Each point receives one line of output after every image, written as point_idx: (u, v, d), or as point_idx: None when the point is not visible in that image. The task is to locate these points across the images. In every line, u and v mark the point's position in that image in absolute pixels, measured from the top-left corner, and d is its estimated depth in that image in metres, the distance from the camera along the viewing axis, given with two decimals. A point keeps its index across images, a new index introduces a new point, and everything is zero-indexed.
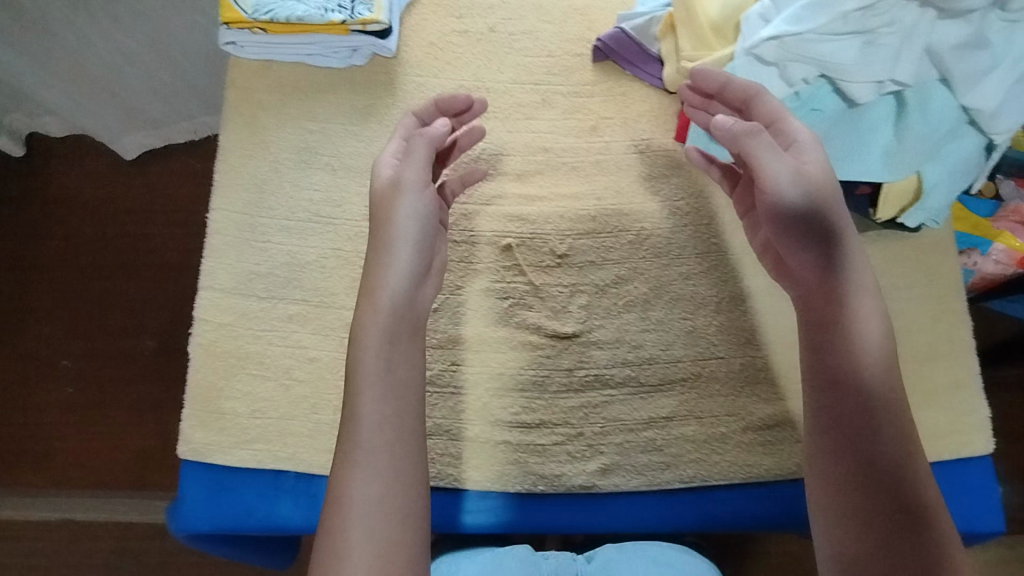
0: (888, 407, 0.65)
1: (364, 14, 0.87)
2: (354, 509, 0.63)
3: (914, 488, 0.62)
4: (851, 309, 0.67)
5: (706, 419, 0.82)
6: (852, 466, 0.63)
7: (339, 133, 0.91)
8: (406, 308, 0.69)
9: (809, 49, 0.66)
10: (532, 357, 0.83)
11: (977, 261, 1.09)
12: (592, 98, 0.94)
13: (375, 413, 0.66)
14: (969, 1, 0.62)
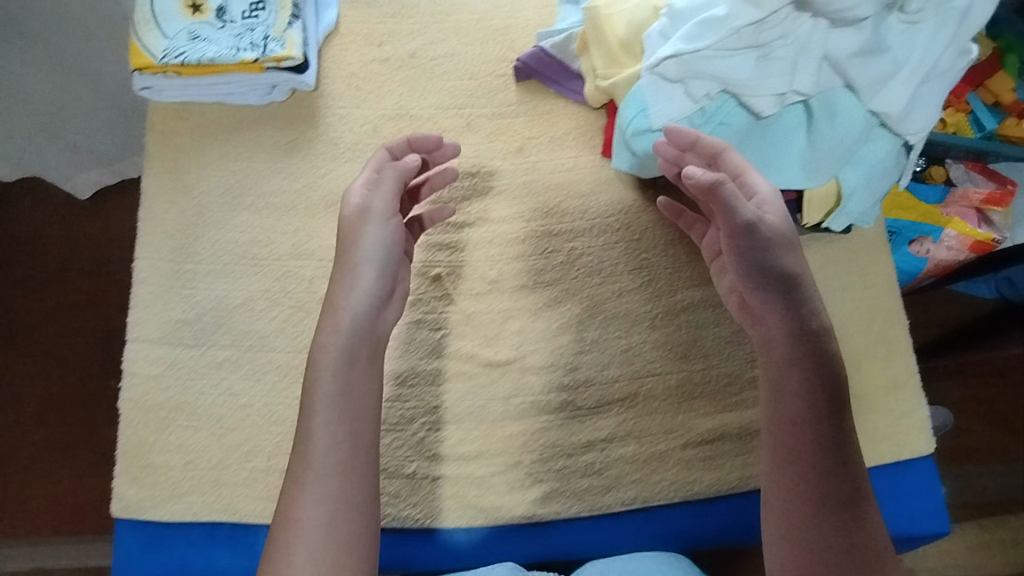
0: (844, 448, 0.64)
1: (275, 50, 0.86)
2: (302, 536, 0.62)
3: (866, 532, 0.63)
4: (806, 352, 0.66)
5: (645, 439, 0.81)
6: (810, 510, 0.63)
7: (264, 172, 0.90)
8: (365, 332, 0.68)
9: (707, 66, 0.65)
10: (467, 387, 0.83)
11: (930, 248, 1.10)
12: (517, 118, 0.93)
13: (323, 440, 0.65)
14: (857, 10, 0.61)
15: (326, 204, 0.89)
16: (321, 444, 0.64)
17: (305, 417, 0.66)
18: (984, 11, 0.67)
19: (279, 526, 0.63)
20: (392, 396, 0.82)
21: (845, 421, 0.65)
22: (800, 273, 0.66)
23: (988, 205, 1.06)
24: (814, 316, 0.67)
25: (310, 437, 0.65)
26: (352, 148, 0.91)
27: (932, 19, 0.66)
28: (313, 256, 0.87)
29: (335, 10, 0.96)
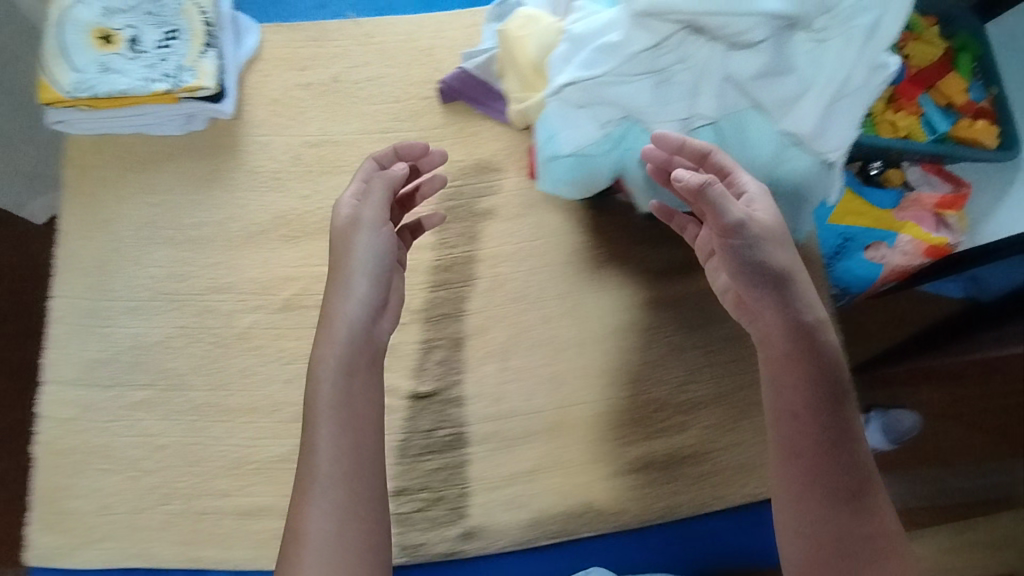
0: (847, 441, 0.61)
1: (188, 81, 0.84)
2: (311, 547, 0.59)
3: (874, 525, 0.60)
4: (805, 346, 0.61)
5: (570, 469, 0.80)
6: (815, 507, 0.60)
7: (182, 205, 0.89)
8: (361, 342, 0.64)
9: (606, 93, 0.62)
10: (389, 421, 0.82)
11: (886, 254, 1.04)
12: (442, 141, 0.91)
13: (328, 448, 0.61)
14: (750, 35, 0.58)
15: (245, 237, 0.88)
16: (325, 453, 0.61)
17: (308, 425, 0.63)
18: (894, 25, 0.63)
19: (288, 536, 0.61)
20: None
21: (847, 413, 0.62)
22: (793, 265, 0.62)
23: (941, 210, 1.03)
24: (810, 309, 0.62)
25: (313, 445, 0.62)
26: (272, 177, 0.89)
27: (838, 35, 0.63)
28: (232, 291, 0.86)
29: (257, 35, 0.94)
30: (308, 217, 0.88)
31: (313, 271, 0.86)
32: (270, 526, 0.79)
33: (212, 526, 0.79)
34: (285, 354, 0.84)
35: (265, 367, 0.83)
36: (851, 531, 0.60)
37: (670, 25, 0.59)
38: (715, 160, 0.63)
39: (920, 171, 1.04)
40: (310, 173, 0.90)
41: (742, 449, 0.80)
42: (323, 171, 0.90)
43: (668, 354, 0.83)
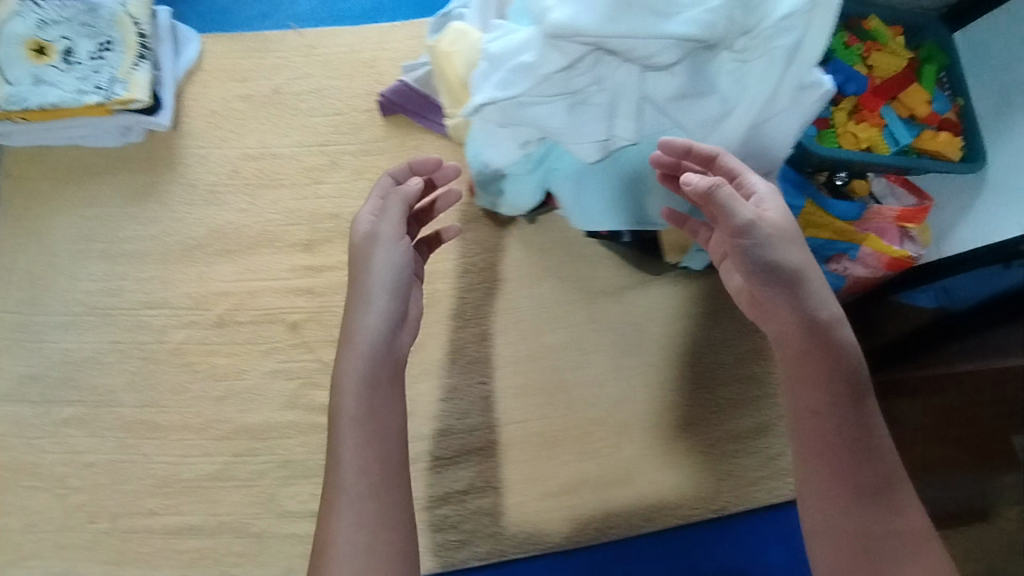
0: (871, 439, 0.57)
1: (120, 93, 0.83)
2: (338, 564, 0.55)
3: (906, 526, 0.57)
4: (825, 342, 0.58)
5: (503, 489, 0.79)
6: (841, 510, 0.57)
7: (118, 218, 0.88)
8: (380, 354, 0.60)
9: (522, 114, 0.60)
10: (321, 440, 0.80)
11: (846, 266, 0.92)
12: (382, 155, 0.89)
13: (353, 462, 0.57)
14: (663, 57, 0.54)
15: (181, 251, 0.87)
16: (350, 467, 0.57)
17: (332, 438, 0.58)
18: (817, 46, 0.61)
19: (316, 553, 0.56)
20: (245, 451, 0.80)
21: (869, 409, 0.58)
22: (806, 261, 0.59)
23: (903, 223, 0.89)
24: (826, 305, 0.58)
25: (338, 458, 0.58)
26: (209, 190, 0.88)
27: (761, 57, 0.60)
28: (165, 306, 0.85)
29: (197, 45, 0.93)
30: (244, 231, 0.87)
31: (248, 287, 0.85)
32: (198, 546, 0.78)
33: (139, 545, 0.78)
34: (217, 371, 0.83)
35: (196, 384, 0.83)
36: (882, 533, 0.56)
37: (581, 46, 0.56)
38: (723, 162, 0.61)
39: (886, 181, 0.92)
40: (247, 187, 0.88)
41: (677, 470, 0.79)
42: (260, 184, 0.88)
43: (606, 373, 0.82)
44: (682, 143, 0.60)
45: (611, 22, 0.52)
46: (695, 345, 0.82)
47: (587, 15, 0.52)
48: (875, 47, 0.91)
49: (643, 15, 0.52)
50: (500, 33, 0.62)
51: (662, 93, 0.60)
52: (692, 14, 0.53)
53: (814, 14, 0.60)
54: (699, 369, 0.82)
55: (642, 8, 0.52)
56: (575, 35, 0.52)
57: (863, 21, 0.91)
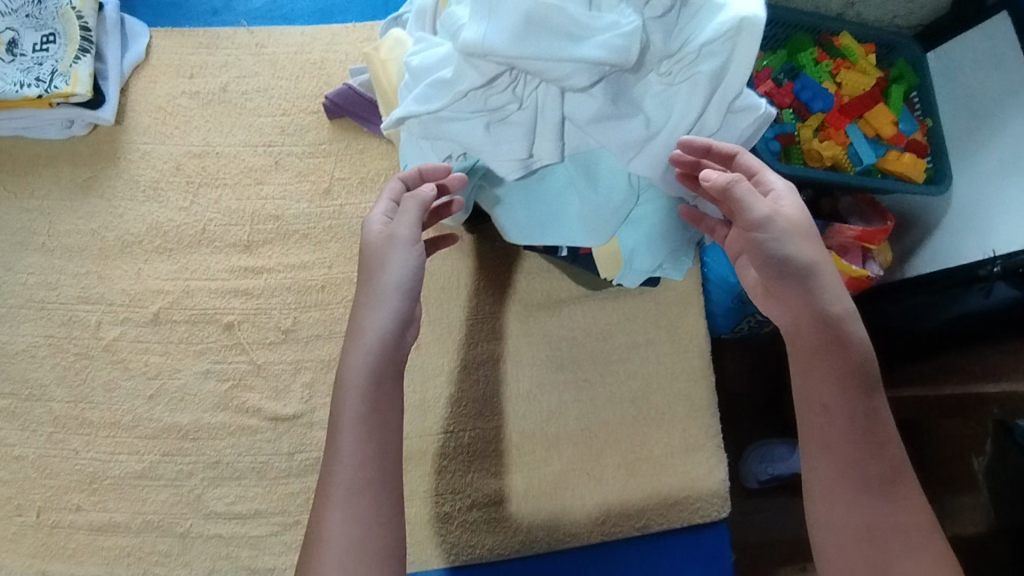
0: (885, 437, 0.56)
1: (60, 87, 0.84)
2: (330, 557, 0.52)
3: (918, 527, 0.55)
4: (841, 338, 0.56)
5: (430, 499, 0.78)
6: (852, 505, 0.55)
7: (60, 211, 0.88)
8: (387, 357, 0.57)
9: (441, 129, 0.60)
10: (250, 442, 0.80)
11: None
12: (327, 158, 0.89)
13: (353, 458, 0.54)
14: (576, 80, 0.53)
15: (121, 246, 0.87)
16: (347, 464, 0.54)
17: (331, 434, 0.56)
18: (747, 71, 0.58)
19: (307, 549, 0.54)
20: (173, 450, 0.80)
21: (881, 407, 0.56)
22: (820, 253, 0.57)
23: (865, 242, 1.02)
24: (838, 298, 0.57)
25: (337, 454, 0.55)
26: (152, 187, 0.89)
27: (685, 81, 0.59)
28: (102, 301, 0.85)
29: (145, 40, 0.94)
30: (185, 229, 0.87)
31: (185, 286, 0.85)
32: (124, 544, 0.77)
33: (63, 541, 0.77)
34: (150, 369, 0.82)
35: (127, 381, 0.82)
36: (894, 532, 0.54)
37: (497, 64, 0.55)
38: (743, 161, 0.61)
39: (851, 199, 1.09)
40: (190, 185, 0.89)
41: (603, 487, 0.79)
42: (203, 183, 0.89)
43: (537, 385, 0.82)
44: (705, 142, 0.60)
45: (521, 43, 0.51)
46: (631, 362, 0.82)
47: (495, 36, 0.51)
48: (845, 65, 1.08)
49: (555, 38, 0.51)
50: (427, 44, 0.61)
51: (582, 114, 0.58)
52: (604, 38, 0.52)
53: (740, 40, 0.57)
54: (632, 385, 0.82)
55: (553, 29, 0.51)
56: (485, 54, 0.52)
57: (835, 39, 1.08)
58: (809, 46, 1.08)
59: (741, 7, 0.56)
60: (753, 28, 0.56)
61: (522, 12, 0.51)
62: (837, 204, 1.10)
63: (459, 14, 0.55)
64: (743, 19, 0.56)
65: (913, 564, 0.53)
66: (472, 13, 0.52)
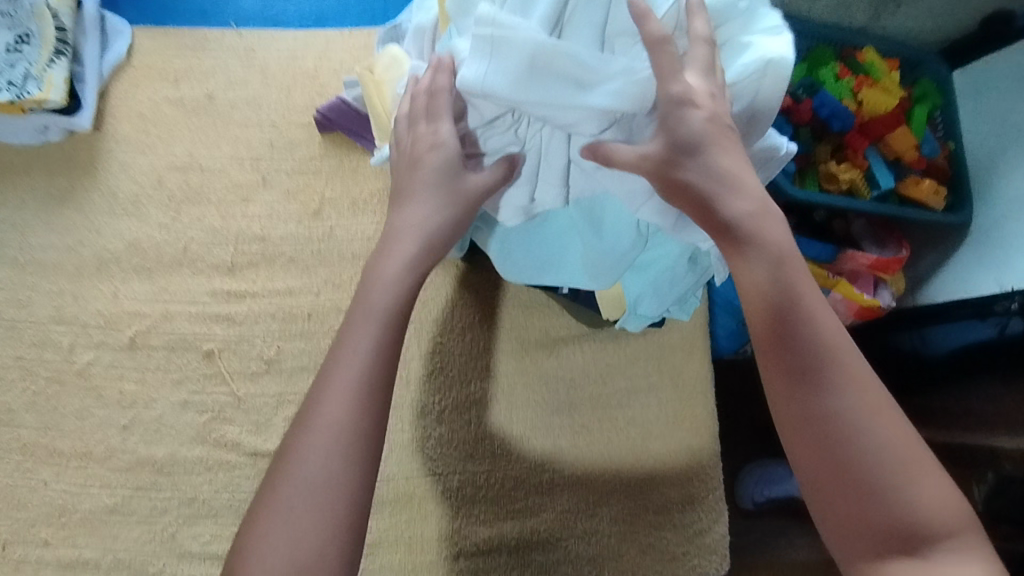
0: (817, 318, 0.47)
1: (32, 92, 0.79)
2: (312, 443, 0.47)
3: (873, 409, 0.45)
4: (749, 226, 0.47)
5: (415, 545, 0.75)
6: (802, 404, 0.46)
7: (32, 223, 0.83)
8: (423, 275, 0.54)
9: None
10: (228, 479, 0.76)
11: None
12: (318, 176, 0.85)
13: (363, 350, 0.49)
14: (584, 127, 0.48)
15: (97, 263, 0.82)
16: (353, 361, 0.49)
17: (346, 325, 0.51)
18: (769, 116, 0.52)
19: (296, 427, 0.48)
20: (146, 484, 0.76)
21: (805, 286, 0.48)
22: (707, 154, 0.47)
23: (877, 271, 0.98)
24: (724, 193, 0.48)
25: (345, 346, 0.50)
26: (131, 201, 0.84)
27: None
28: (75, 322, 0.80)
29: (128, 40, 0.89)
30: (165, 248, 0.82)
31: (164, 309, 0.80)
32: None
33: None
34: (125, 397, 0.78)
35: (101, 409, 0.78)
36: (853, 423, 0.45)
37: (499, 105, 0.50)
38: (655, 54, 0.46)
39: (866, 222, 1.02)
40: (171, 200, 0.84)
41: (597, 539, 0.75)
42: (185, 199, 0.84)
43: (533, 427, 0.78)
44: (638, 22, 0.46)
45: (523, 88, 0.46)
46: (631, 406, 0.79)
47: (496, 79, 0.45)
48: (868, 82, 0.99)
49: (560, 82, 0.46)
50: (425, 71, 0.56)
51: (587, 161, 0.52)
52: (613, 84, 0.47)
53: (762, 82, 0.51)
54: (632, 433, 0.78)
55: (560, 74, 0.46)
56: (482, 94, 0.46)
57: (859, 53, 1.00)
58: (831, 60, 0.99)
59: (767, 46, 0.50)
60: (778, 68, 0.50)
61: (526, 51, 0.45)
62: (849, 224, 1.03)
63: (461, 48, 0.50)
64: (770, 59, 0.50)
65: (874, 450, 0.45)
66: (472, 50, 0.46)
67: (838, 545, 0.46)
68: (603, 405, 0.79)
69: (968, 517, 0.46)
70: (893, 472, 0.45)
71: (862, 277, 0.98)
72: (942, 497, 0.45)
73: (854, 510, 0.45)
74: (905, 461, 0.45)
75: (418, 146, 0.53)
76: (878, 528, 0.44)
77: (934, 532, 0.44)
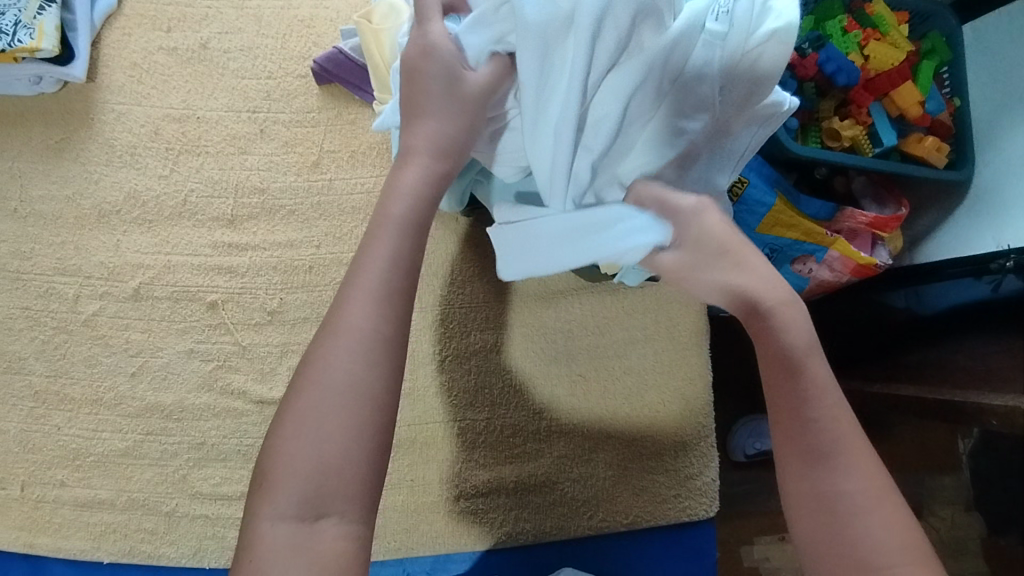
0: (829, 398, 0.49)
1: (24, 40, 0.78)
2: (339, 347, 0.48)
3: (877, 494, 0.47)
4: (779, 315, 0.50)
5: (418, 487, 0.78)
6: (810, 481, 0.48)
7: (30, 175, 0.83)
8: (438, 190, 0.54)
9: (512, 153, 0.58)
10: (235, 424, 0.78)
11: (812, 268, 0.98)
12: (316, 128, 0.84)
13: (384, 259, 0.50)
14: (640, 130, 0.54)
15: (97, 215, 0.82)
16: (373, 271, 0.50)
17: (368, 237, 0.52)
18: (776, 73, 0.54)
19: (322, 333, 0.49)
20: (157, 429, 0.78)
21: (818, 371, 0.50)
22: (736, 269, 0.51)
23: (876, 230, 0.96)
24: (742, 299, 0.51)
25: (367, 256, 0.51)
26: (128, 152, 0.84)
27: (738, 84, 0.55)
28: (79, 274, 0.81)
29: None
30: (165, 200, 0.82)
31: (166, 261, 0.81)
32: (109, 521, 0.76)
33: (48, 515, 0.77)
34: (131, 346, 0.80)
35: (108, 357, 0.79)
36: (853, 504, 0.47)
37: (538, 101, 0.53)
38: (650, 194, 0.54)
39: (866, 181, 1.01)
40: (169, 151, 0.84)
41: (594, 480, 0.78)
42: (182, 150, 0.84)
43: (533, 377, 0.80)
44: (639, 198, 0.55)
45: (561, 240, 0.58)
46: (628, 356, 0.81)
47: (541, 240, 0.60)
48: (875, 36, 0.97)
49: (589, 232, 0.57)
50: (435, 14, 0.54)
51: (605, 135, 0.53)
52: (612, 208, 0.56)
53: (769, 45, 0.52)
54: (628, 381, 0.80)
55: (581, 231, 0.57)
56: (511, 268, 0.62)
57: (867, 5, 0.97)
58: (838, 12, 0.97)
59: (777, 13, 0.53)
60: (783, 36, 0.52)
61: (536, 227, 0.59)
62: (849, 181, 1.02)
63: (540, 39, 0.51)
64: (778, 26, 0.52)
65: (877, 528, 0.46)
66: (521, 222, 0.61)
67: None
68: (603, 356, 0.81)
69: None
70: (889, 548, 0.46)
71: (861, 235, 0.96)
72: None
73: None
74: (903, 545, 0.46)
75: (411, 54, 0.54)
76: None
77: None
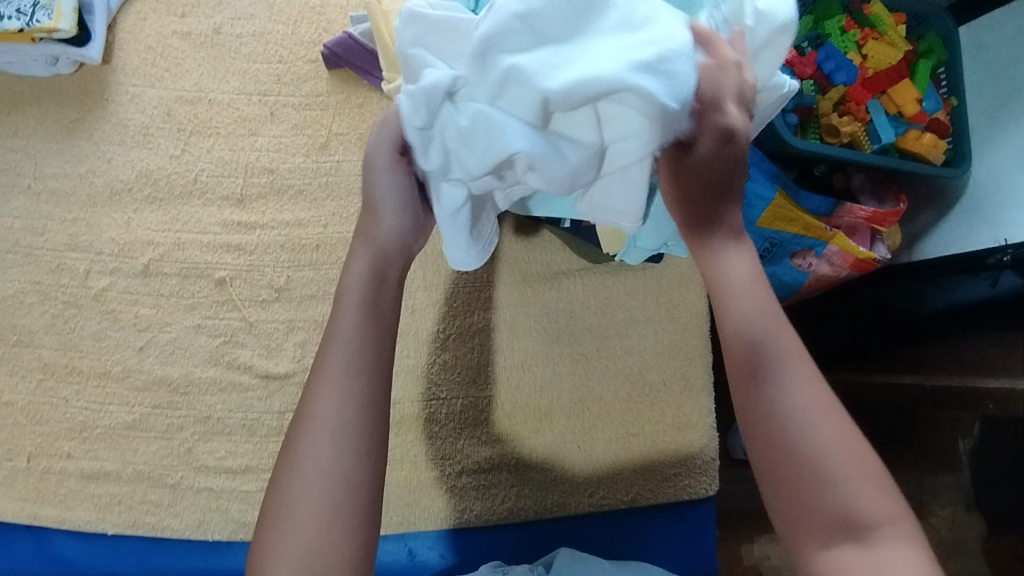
0: (776, 321, 0.51)
1: (42, 20, 0.80)
2: (311, 434, 0.48)
3: (824, 409, 0.49)
4: (728, 250, 0.53)
5: (420, 463, 0.79)
6: (763, 403, 0.49)
7: (45, 153, 0.85)
8: (383, 273, 0.53)
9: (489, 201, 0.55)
10: (241, 399, 0.79)
11: (811, 262, 0.98)
12: (325, 111, 0.86)
13: (352, 337, 0.50)
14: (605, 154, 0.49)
15: (109, 193, 0.84)
16: (341, 350, 0.50)
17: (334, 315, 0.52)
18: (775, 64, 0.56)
19: (298, 416, 0.50)
20: (164, 403, 0.79)
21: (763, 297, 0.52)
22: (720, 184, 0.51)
23: (874, 225, 0.97)
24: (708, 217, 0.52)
25: (334, 336, 0.51)
26: (141, 132, 0.85)
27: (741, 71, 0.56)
28: (90, 250, 0.82)
29: None
30: (176, 178, 0.84)
31: (176, 238, 0.83)
32: (115, 493, 0.77)
33: (55, 486, 0.78)
34: (140, 321, 0.81)
35: (117, 332, 0.81)
36: (805, 421, 0.48)
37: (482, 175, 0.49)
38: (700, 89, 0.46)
39: (866, 175, 1.02)
40: (180, 132, 0.85)
41: (593, 465, 0.79)
42: (194, 131, 0.85)
43: (532, 356, 0.81)
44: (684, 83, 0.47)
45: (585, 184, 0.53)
46: (629, 338, 0.82)
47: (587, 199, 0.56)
48: (873, 36, 0.99)
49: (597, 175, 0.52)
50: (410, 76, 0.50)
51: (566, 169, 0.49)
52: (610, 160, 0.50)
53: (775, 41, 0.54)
54: (630, 360, 0.81)
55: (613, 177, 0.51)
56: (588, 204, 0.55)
57: (866, 6, 0.98)
58: (837, 13, 0.99)
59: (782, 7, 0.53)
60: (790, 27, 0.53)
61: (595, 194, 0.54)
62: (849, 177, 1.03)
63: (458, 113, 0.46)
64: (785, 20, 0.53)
65: (832, 453, 0.47)
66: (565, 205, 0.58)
67: (791, 534, 0.48)
68: (605, 335, 0.82)
69: (910, 515, 0.48)
70: (842, 467, 0.47)
71: (861, 230, 0.96)
72: (885, 501, 0.47)
73: (809, 500, 0.47)
74: (853, 460, 0.47)
75: None
76: (821, 519, 0.47)
77: (877, 528, 0.46)
